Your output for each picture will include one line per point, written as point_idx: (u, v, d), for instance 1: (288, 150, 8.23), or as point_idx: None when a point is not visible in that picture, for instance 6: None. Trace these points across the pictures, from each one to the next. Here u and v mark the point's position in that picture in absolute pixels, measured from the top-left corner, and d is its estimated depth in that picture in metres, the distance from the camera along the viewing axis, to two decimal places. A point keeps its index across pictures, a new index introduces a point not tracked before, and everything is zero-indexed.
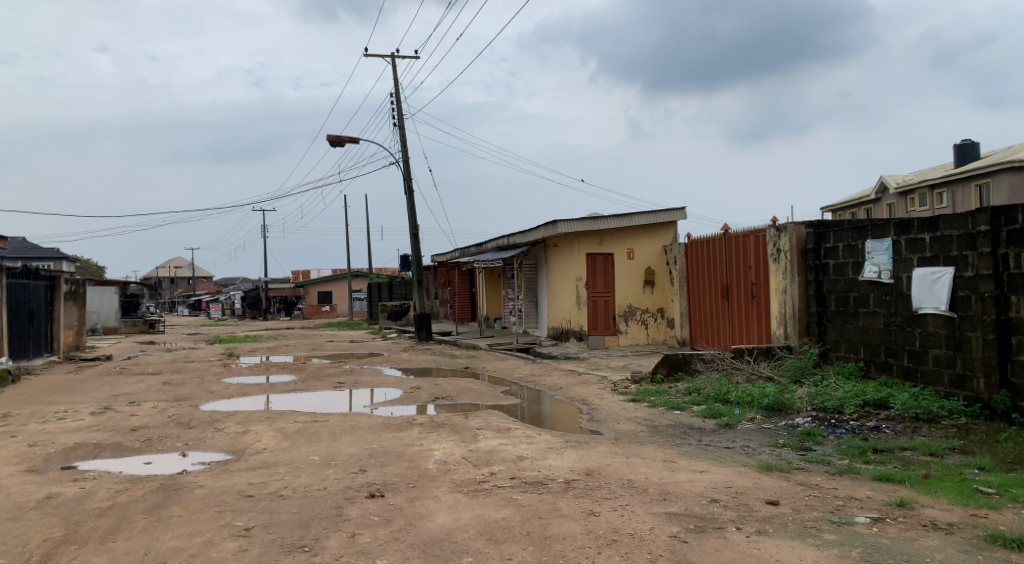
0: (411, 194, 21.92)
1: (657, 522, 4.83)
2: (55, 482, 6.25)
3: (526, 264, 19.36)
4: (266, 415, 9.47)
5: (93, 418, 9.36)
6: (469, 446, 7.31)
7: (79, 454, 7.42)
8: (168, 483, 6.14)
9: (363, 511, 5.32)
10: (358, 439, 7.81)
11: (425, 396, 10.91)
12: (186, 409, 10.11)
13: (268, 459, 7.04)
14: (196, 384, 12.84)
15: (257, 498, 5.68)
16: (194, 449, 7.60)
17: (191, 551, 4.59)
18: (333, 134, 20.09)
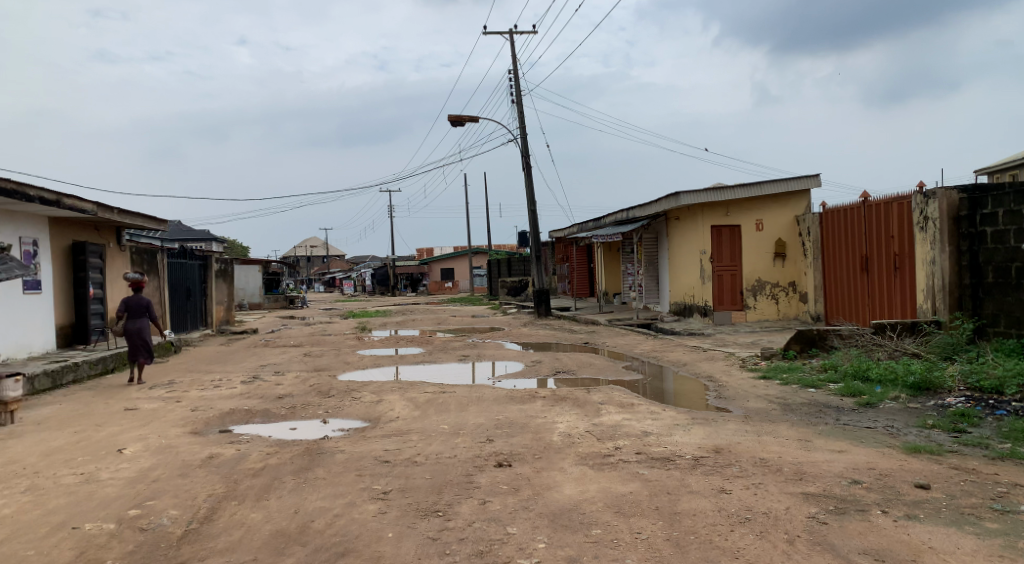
0: (529, 170, 22.02)
1: (794, 502, 4.65)
2: (215, 444, 6.84)
3: (647, 238, 19.04)
4: (398, 385, 9.92)
5: (244, 386, 10.17)
6: (593, 420, 7.33)
7: (233, 418, 8.08)
8: (312, 448, 6.57)
9: (493, 479, 5.48)
10: (483, 410, 8.04)
11: (547, 370, 11.06)
12: (325, 379, 10.78)
13: (402, 426, 7.38)
14: (333, 356, 13.63)
15: (393, 463, 5.98)
16: (334, 417, 8.08)
17: (336, 511, 4.90)
18: (453, 113, 20.47)
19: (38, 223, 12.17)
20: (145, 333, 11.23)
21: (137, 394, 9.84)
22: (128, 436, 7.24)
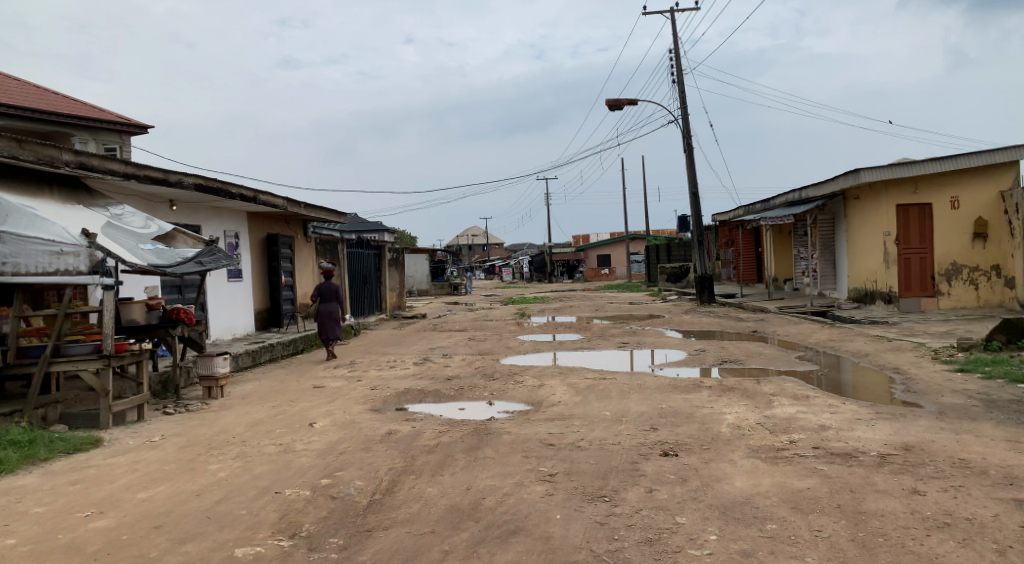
0: (691, 152, 21.35)
1: (1003, 509, 4.19)
2: (392, 421, 7.30)
3: (822, 220, 17.87)
4: (560, 370, 10.05)
5: (416, 367, 10.78)
6: (764, 411, 7.00)
7: (408, 398, 8.58)
8: (480, 428, 6.82)
9: (659, 468, 5.40)
10: (646, 397, 7.95)
11: (711, 358, 10.72)
12: (490, 362, 11.15)
13: (565, 411, 7.46)
14: (496, 340, 14.05)
15: (558, 447, 6.06)
16: (499, 399, 8.33)
17: (505, 490, 5.06)
18: (612, 98, 20.24)
19: (238, 217, 13.52)
20: (332, 315, 12.30)
21: (323, 373, 10.72)
22: (318, 411, 7.90)
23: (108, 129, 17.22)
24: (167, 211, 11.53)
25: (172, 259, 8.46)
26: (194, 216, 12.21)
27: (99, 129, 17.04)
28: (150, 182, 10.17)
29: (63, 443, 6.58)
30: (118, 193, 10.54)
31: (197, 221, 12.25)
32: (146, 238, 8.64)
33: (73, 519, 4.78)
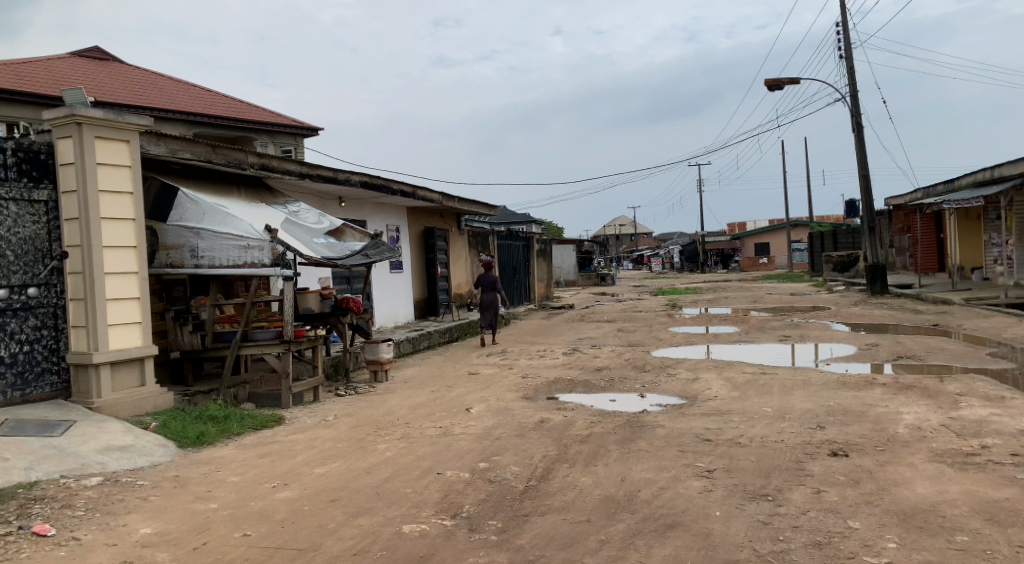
0: (860, 131, 19.83)
1: None
2: (544, 410, 7.39)
3: (1019, 202, 16.01)
4: (715, 364, 9.73)
5: (566, 357, 10.85)
6: (949, 413, 6.38)
7: (559, 387, 8.66)
8: (633, 420, 6.75)
9: (827, 468, 5.09)
10: (810, 394, 7.51)
11: (884, 354, 9.92)
12: (641, 354, 11.00)
13: (721, 406, 7.21)
14: (647, 332, 13.83)
15: (715, 443, 5.87)
16: (652, 391, 8.20)
17: (661, 484, 4.98)
18: (770, 78, 19.22)
19: (399, 211, 14.23)
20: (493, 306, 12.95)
21: (477, 360, 11.07)
22: (473, 397, 8.18)
23: (284, 132, 18.70)
24: (336, 207, 12.38)
25: (341, 251, 9.08)
26: (359, 211, 13.01)
27: (277, 132, 18.55)
28: (322, 180, 10.96)
29: (252, 419, 7.27)
30: (294, 191, 11.45)
31: (362, 216, 13.05)
32: (319, 233, 9.33)
33: (262, 489, 5.27)
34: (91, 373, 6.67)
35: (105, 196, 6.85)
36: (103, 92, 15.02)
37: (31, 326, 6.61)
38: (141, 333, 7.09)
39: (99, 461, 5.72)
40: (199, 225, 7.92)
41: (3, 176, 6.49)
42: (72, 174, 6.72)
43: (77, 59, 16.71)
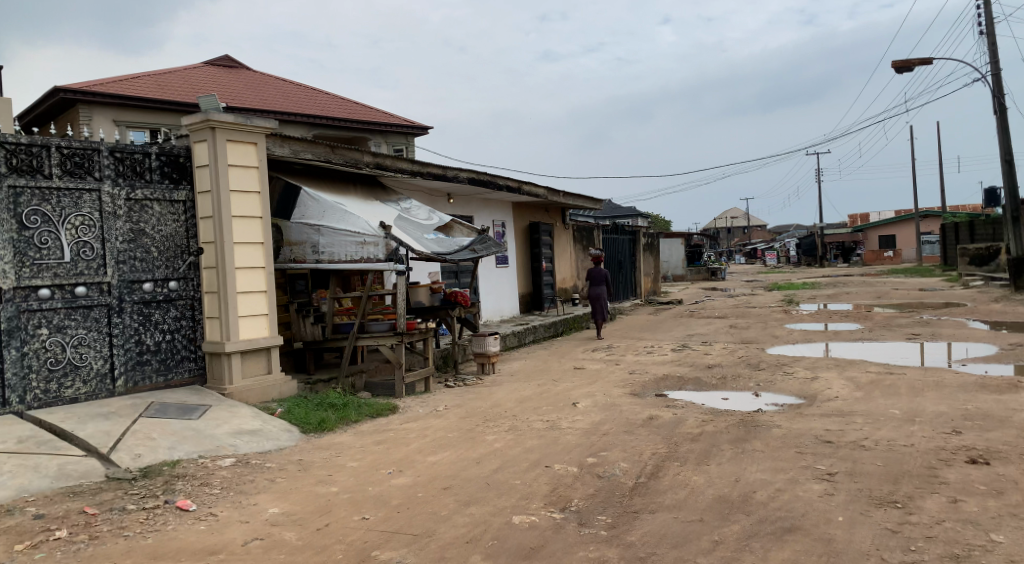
0: (1003, 113, 18.25)
1: None
2: (652, 406, 7.27)
3: None
4: (835, 363, 9.25)
5: (675, 354, 10.63)
6: None
7: (668, 384, 8.50)
8: (747, 420, 6.53)
9: (965, 476, 4.73)
10: (944, 397, 7.00)
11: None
12: (754, 351, 10.62)
13: (843, 407, 6.85)
14: (761, 328, 13.33)
15: (838, 445, 5.59)
16: (766, 390, 7.91)
17: (778, 486, 4.80)
18: (900, 59, 17.99)
19: (505, 207, 14.39)
20: (601, 299, 13.13)
21: (583, 355, 11.03)
22: (580, 392, 8.16)
23: (396, 132, 19.30)
24: (445, 203, 12.67)
25: (450, 247, 9.28)
26: (467, 207, 13.26)
27: (389, 132, 19.15)
28: (432, 178, 11.25)
29: (368, 407, 7.57)
30: (405, 188, 11.80)
31: (469, 212, 13.27)
32: (429, 229, 9.57)
33: (378, 474, 5.48)
34: (224, 361, 7.14)
35: (236, 195, 7.32)
36: (233, 98, 16.03)
37: (172, 317, 7.15)
38: (267, 324, 7.53)
39: (231, 443, 6.15)
40: (319, 222, 8.32)
41: (149, 178, 7.06)
42: (206, 175, 7.22)
43: (210, 68, 17.90)
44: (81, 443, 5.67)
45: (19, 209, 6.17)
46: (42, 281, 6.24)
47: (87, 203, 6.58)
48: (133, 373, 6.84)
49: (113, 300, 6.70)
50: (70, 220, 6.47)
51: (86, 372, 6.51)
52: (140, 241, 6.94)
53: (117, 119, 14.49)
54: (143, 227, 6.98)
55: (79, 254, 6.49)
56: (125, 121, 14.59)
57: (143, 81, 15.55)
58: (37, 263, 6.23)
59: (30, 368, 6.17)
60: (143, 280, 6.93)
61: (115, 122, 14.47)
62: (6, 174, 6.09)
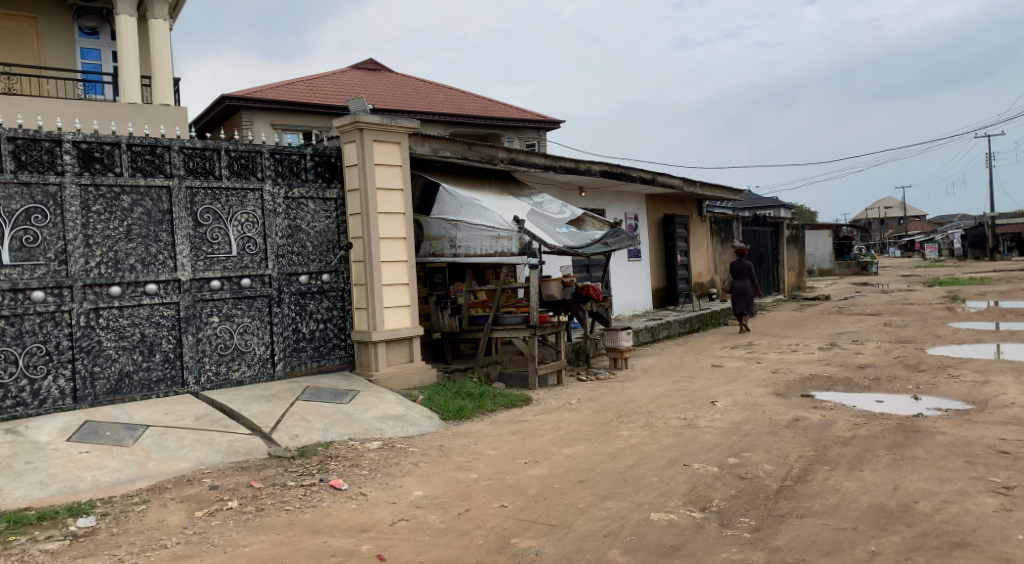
0: None
1: None
2: (798, 408, 6.92)
3: None
4: (1010, 366, 8.38)
5: (822, 353, 10.04)
6: None
7: (815, 384, 8.06)
8: (906, 425, 6.06)
9: None
10: None
11: None
12: (913, 351, 9.83)
13: (1021, 415, 6.20)
14: (920, 327, 12.30)
15: (1015, 456, 5.07)
16: (928, 394, 7.30)
17: (944, 497, 4.43)
18: None
19: (638, 199, 14.18)
20: (748, 293, 12.79)
21: (721, 352, 10.67)
22: (719, 390, 7.90)
23: (530, 127, 19.48)
24: (577, 197, 12.66)
25: (582, 241, 9.25)
26: (600, 200, 13.18)
27: (522, 127, 19.32)
28: (565, 171, 11.27)
29: (503, 397, 7.74)
30: (539, 183, 11.91)
31: (602, 205, 13.19)
32: (562, 223, 9.61)
33: (515, 464, 5.59)
34: (371, 349, 7.54)
35: (382, 192, 7.69)
36: (377, 100, 16.79)
37: (325, 307, 7.63)
38: (409, 315, 7.86)
39: (377, 427, 6.49)
40: (457, 217, 8.56)
41: (304, 178, 7.57)
42: (355, 174, 7.62)
43: (355, 72, 18.87)
44: (247, 422, 6.18)
45: (195, 208, 6.79)
46: (215, 273, 6.84)
47: (251, 202, 7.15)
48: (290, 358, 7.36)
49: (273, 291, 7.24)
50: (237, 217, 7.05)
51: (250, 357, 7.09)
52: (296, 237, 7.45)
53: (274, 123, 15.60)
54: (299, 224, 7.49)
55: (245, 249, 7.07)
56: (281, 124, 15.68)
57: (296, 87, 16.64)
58: (209, 257, 6.84)
59: (204, 352, 6.80)
60: (299, 272, 7.44)
61: (272, 126, 15.59)
62: (184, 176, 6.72)
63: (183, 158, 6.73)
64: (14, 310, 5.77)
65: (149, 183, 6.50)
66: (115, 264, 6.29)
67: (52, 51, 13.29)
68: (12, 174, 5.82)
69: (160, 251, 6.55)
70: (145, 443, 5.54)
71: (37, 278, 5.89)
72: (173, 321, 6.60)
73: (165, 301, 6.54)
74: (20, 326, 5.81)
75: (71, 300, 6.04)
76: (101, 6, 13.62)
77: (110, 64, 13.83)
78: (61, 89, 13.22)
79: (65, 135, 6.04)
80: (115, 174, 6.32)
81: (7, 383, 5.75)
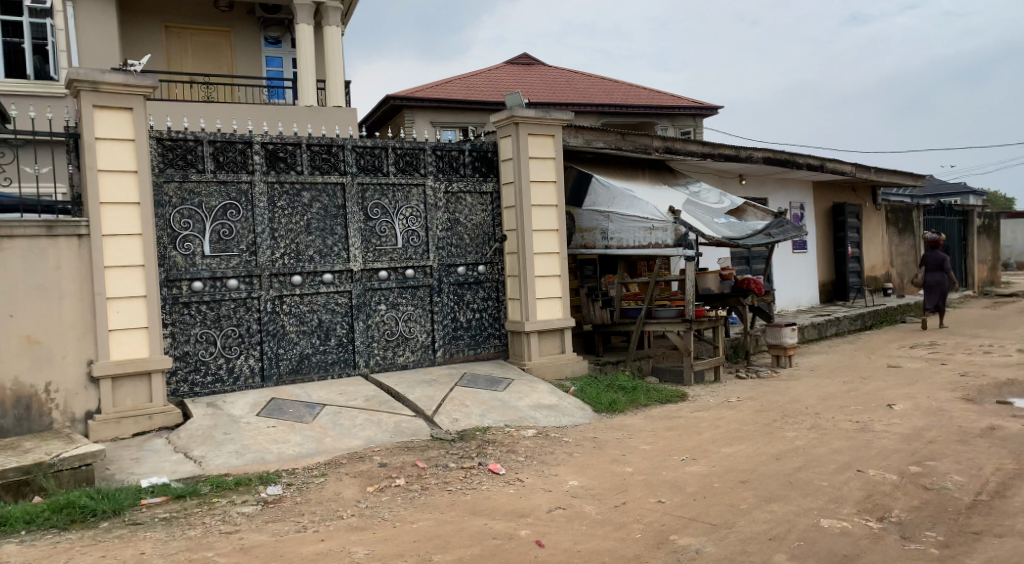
0: None
1: None
2: (993, 415, 6.24)
3: None
4: None
5: (1022, 355, 8.98)
6: None
7: (1014, 390, 7.22)
8: None
9: None
10: None
11: None
12: None
13: None
14: None
15: None
16: None
17: None
18: None
19: (804, 187, 13.37)
20: (944, 288, 11.73)
21: (899, 352, 9.83)
22: (897, 392, 7.29)
23: (687, 115, 18.87)
24: (736, 185, 12.15)
25: (742, 231, 8.86)
26: (761, 189, 12.56)
27: (677, 115, 18.75)
28: (724, 159, 10.86)
29: (657, 392, 7.60)
30: (695, 172, 11.56)
31: (764, 194, 12.57)
32: (720, 213, 9.26)
33: (672, 460, 5.48)
34: (524, 339, 7.67)
35: (535, 185, 7.79)
36: (531, 94, 17.02)
37: (481, 297, 7.86)
38: (561, 307, 7.91)
39: (531, 416, 6.60)
40: (609, 208, 8.49)
41: (463, 173, 7.82)
42: (510, 168, 7.77)
43: (509, 67, 19.21)
44: (411, 404, 6.52)
45: (365, 203, 7.23)
46: (382, 264, 7.25)
47: (415, 197, 7.49)
48: (449, 346, 7.66)
49: (434, 281, 7.56)
50: (402, 211, 7.42)
51: (413, 343, 7.46)
52: (456, 229, 7.73)
53: (434, 120, 16.25)
54: (458, 217, 7.76)
55: (409, 241, 7.43)
56: (440, 121, 16.32)
57: (454, 84, 17.22)
58: (377, 249, 7.26)
59: (373, 338, 7.23)
60: (458, 264, 7.71)
61: (432, 123, 16.25)
62: (356, 174, 7.17)
63: (355, 156, 7.19)
64: (213, 296, 6.40)
65: (326, 180, 6.99)
66: (297, 255, 6.83)
67: (243, 60, 14.65)
68: (211, 173, 6.46)
69: (335, 244, 7.03)
70: (322, 421, 5.99)
71: (232, 268, 6.51)
72: (345, 309, 7.07)
73: (339, 290, 7.02)
74: (218, 311, 6.45)
75: (259, 288, 6.63)
76: (284, 16, 14.78)
77: (290, 70, 15.01)
78: (250, 95, 14.58)
79: (255, 137, 6.63)
80: (296, 172, 6.86)
81: (208, 361, 6.41)
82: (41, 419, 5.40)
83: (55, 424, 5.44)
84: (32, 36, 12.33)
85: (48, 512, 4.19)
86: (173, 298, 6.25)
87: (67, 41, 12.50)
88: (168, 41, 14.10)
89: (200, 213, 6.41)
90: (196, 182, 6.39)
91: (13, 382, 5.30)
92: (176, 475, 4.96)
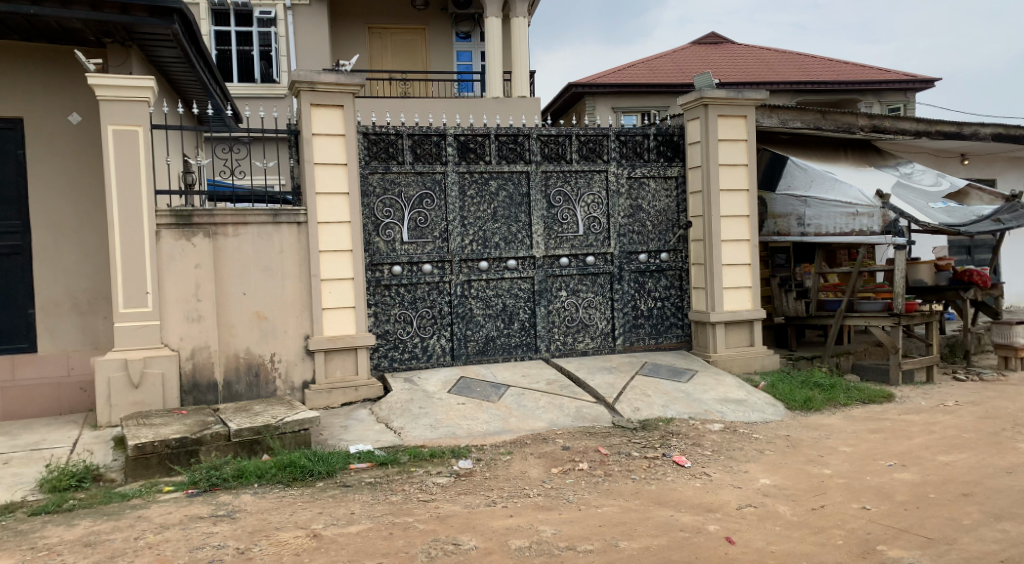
0: None
1: None
2: None
3: None
4: None
5: None
6: None
7: None
8: None
9: None
10: None
11: None
12: None
13: None
14: None
15: None
16: None
17: None
18: None
19: None
20: None
21: None
22: None
23: (897, 89, 17.10)
24: (956, 165, 10.87)
25: (963, 218, 7.93)
26: (987, 168, 11.12)
27: (886, 90, 17.06)
28: (942, 137, 9.74)
29: (859, 392, 7.02)
30: (907, 151, 10.48)
31: (990, 175, 11.13)
32: (936, 197, 8.34)
33: (878, 465, 5.03)
34: (709, 329, 7.41)
35: (724, 169, 7.46)
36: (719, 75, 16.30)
37: (663, 286, 7.69)
38: (750, 297, 7.53)
39: (718, 409, 6.37)
40: (806, 193, 7.93)
41: (646, 158, 7.67)
42: (697, 151, 7.51)
43: (697, 47, 18.54)
44: (592, 391, 6.53)
45: (549, 191, 7.33)
46: (564, 251, 7.33)
47: (597, 183, 7.47)
48: (630, 333, 7.58)
49: (615, 268, 7.51)
50: (585, 198, 7.44)
51: (594, 330, 7.48)
52: (638, 216, 7.62)
53: (615, 106, 16.13)
54: (641, 203, 7.63)
55: (590, 228, 7.44)
56: (622, 106, 16.18)
57: (638, 68, 16.93)
58: (560, 236, 7.34)
59: (554, 324, 7.35)
60: (639, 251, 7.59)
61: (613, 109, 16.13)
62: (541, 162, 7.29)
63: (540, 145, 7.30)
64: (410, 279, 6.83)
65: (513, 168, 7.17)
66: (485, 242, 7.08)
67: (436, 56, 15.40)
68: (410, 165, 6.86)
69: (520, 231, 7.21)
70: (508, 401, 6.19)
71: (427, 253, 6.89)
72: (528, 294, 7.24)
73: (523, 275, 7.19)
74: (414, 293, 6.86)
75: (451, 273, 6.96)
76: (475, 11, 15.31)
77: (479, 63, 15.50)
78: (442, 89, 15.30)
79: (449, 129, 6.94)
80: (485, 162, 7.10)
81: (405, 339, 6.84)
82: (268, 386, 6.06)
83: (278, 390, 6.08)
84: (260, 43, 13.78)
85: (275, 469, 4.70)
86: (376, 281, 6.73)
87: (287, 47, 13.78)
88: (371, 41, 15.17)
89: (400, 202, 6.83)
90: (397, 172, 6.82)
91: (246, 351, 6.00)
92: (379, 444, 5.36)
